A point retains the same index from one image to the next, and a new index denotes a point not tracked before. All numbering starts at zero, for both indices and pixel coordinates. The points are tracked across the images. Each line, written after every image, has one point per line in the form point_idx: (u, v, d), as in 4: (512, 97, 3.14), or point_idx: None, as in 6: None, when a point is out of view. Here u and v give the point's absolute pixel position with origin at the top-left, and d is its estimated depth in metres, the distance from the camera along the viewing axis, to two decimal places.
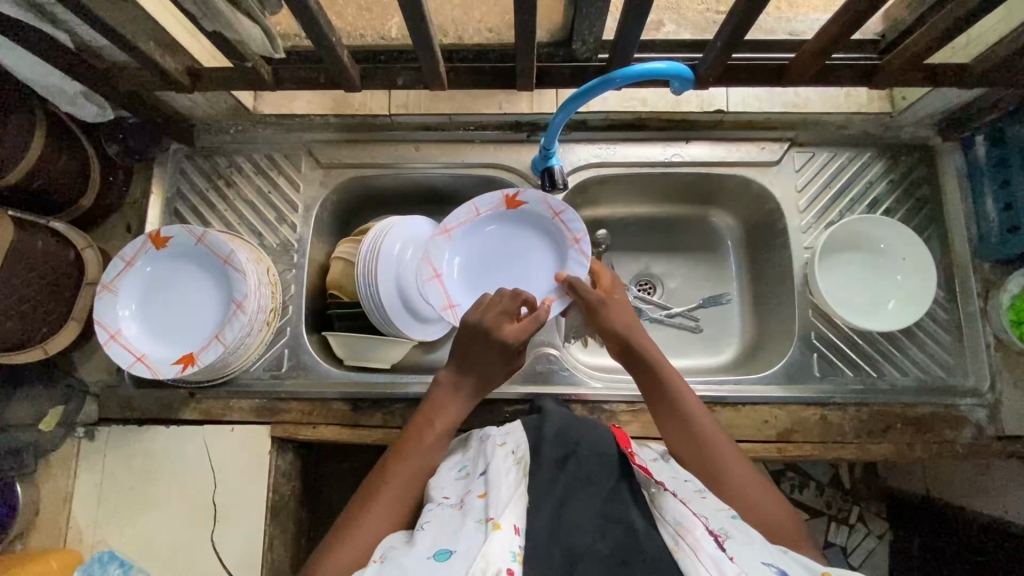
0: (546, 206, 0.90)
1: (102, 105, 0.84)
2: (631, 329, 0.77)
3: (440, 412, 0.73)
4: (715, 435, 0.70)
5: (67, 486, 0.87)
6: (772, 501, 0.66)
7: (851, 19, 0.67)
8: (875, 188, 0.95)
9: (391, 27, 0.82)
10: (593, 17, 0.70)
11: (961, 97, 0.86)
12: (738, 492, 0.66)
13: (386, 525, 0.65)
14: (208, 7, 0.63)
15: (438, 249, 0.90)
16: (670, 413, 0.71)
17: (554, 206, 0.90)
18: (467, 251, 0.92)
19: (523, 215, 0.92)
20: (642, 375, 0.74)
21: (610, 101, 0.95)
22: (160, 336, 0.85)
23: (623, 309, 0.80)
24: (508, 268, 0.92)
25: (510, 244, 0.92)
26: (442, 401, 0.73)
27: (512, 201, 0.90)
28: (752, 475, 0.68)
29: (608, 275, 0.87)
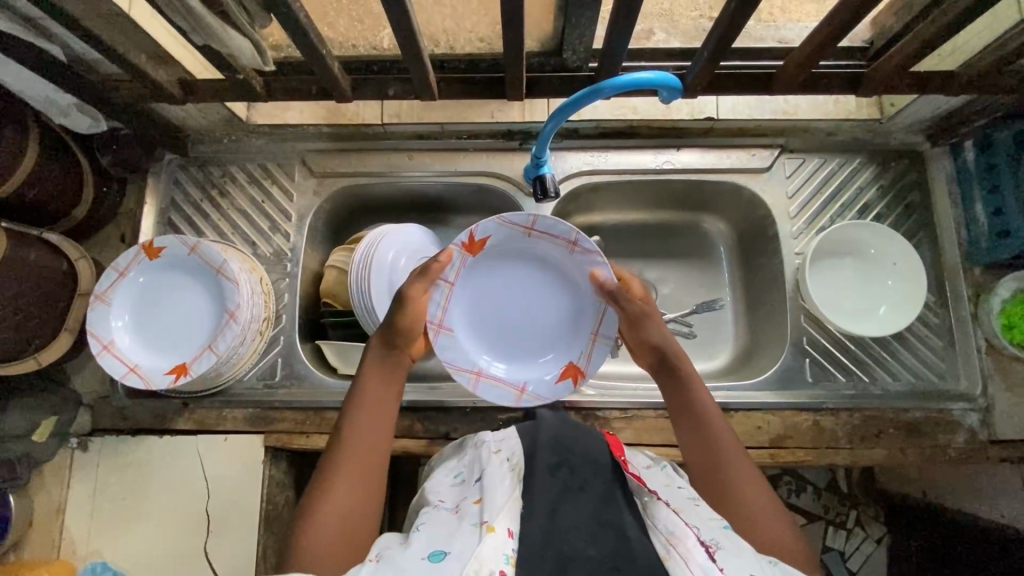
0: (513, 228, 0.82)
1: (95, 117, 0.85)
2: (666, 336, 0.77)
3: (374, 366, 0.75)
4: (736, 457, 0.69)
5: (60, 496, 0.87)
6: (774, 518, 0.64)
7: (833, 30, 0.68)
8: (865, 194, 0.95)
9: (383, 38, 0.82)
10: (582, 27, 0.71)
11: (949, 103, 0.86)
12: (746, 514, 0.65)
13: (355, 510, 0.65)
14: (197, 21, 0.64)
15: (449, 349, 0.83)
16: (694, 429, 0.72)
17: (515, 221, 0.81)
18: (479, 327, 0.86)
19: (493, 250, 0.84)
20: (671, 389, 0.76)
21: (601, 109, 0.96)
22: (153, 345, 0.85)
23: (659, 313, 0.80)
24: (532, 310, 0.87)
25: (509, 287, 0.86)
26: (377, 359, 0.75)
27: (472, 241, 0.82)
28: (761, 493, 0.66)
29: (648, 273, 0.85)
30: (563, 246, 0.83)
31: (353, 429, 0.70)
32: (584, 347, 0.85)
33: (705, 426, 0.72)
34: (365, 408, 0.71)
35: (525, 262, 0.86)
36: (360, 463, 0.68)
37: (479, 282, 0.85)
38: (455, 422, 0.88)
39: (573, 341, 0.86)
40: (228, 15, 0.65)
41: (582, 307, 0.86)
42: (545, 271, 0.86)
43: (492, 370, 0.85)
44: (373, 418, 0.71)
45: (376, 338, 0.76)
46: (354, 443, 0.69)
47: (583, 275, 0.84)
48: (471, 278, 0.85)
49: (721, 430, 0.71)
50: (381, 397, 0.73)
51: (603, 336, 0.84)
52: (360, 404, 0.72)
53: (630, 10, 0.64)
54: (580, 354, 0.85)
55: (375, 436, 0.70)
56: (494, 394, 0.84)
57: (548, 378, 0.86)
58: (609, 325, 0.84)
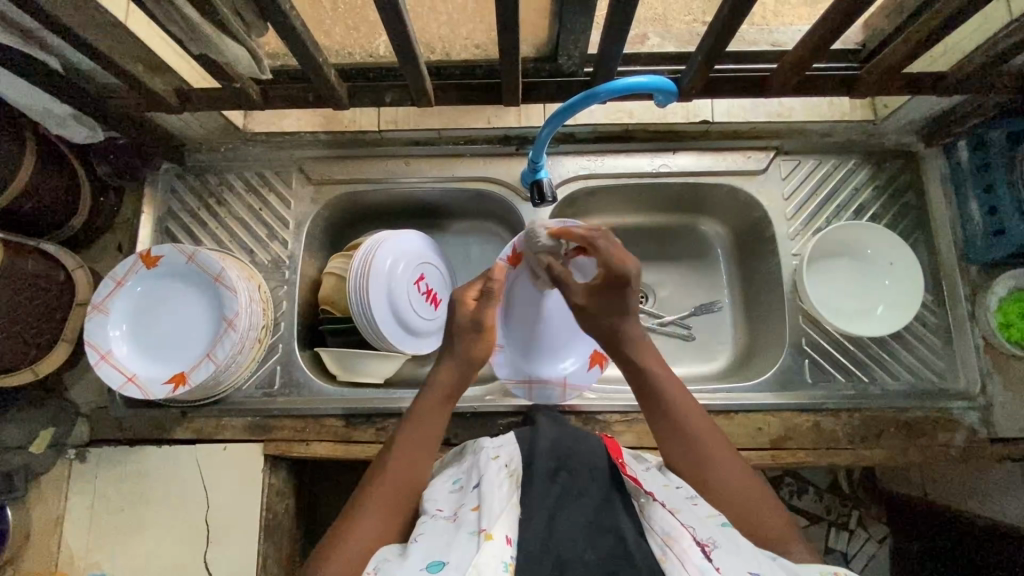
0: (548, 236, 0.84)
1: (92, 127, 0.85)
2: (633, 335, 0.74)
3: (436, 394, 0.73)
4: (715, 443, 0.69)
5: (58, 508, 0.86)
6: (767, 507, 0.65)
7: (825, 34, 0.69)
8: (861, 195, 0.96)
9: (379, 45, 0.82)
10: (577, 32, 0.71)
11: (942, 103, 0.87)
12: (740, 500, 0.65)
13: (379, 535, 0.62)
14: (193, 30, 0.64)
15: None
16: (670, 422, 0.70)
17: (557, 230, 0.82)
18: (521, 337, 0.90)
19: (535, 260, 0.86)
20: (641, 386, 0.73)
21: (598, 113, 0.96)
22: (150, 355, 0.85)
23: (622, 303, 0.73)
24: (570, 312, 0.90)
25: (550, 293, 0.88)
26: (441, 388, 0.73)
27: (515, 254, 0.83)
28: (751, 482, 0.66)
29: (608, 249, 0.72)
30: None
31: (400, 453, 0.68)
32: None
33: (683, 424, 0.70)
34: (415, 431, 0.70)
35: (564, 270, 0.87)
36: (399, 492, 0.66)
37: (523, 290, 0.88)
38: (456, 428, 0.88)
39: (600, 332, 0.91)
40: (225, 24, 0.65)
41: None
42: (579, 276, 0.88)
43: (540, 372, 0.90)
44: (422, 443, 0.69)
45: (445, 366, 0.75)
46: (398, 465, 0.67)
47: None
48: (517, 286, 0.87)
49: (695, 417, 0.70)
50: (436, 422, 0.71)
51: None
52: (415, 431, 0.70)
53: (625, 16, 0.65)
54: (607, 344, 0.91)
55: (421, 469, 0.68)
56: (546, 395, 0.89)
57: (579, 367, 0.91)
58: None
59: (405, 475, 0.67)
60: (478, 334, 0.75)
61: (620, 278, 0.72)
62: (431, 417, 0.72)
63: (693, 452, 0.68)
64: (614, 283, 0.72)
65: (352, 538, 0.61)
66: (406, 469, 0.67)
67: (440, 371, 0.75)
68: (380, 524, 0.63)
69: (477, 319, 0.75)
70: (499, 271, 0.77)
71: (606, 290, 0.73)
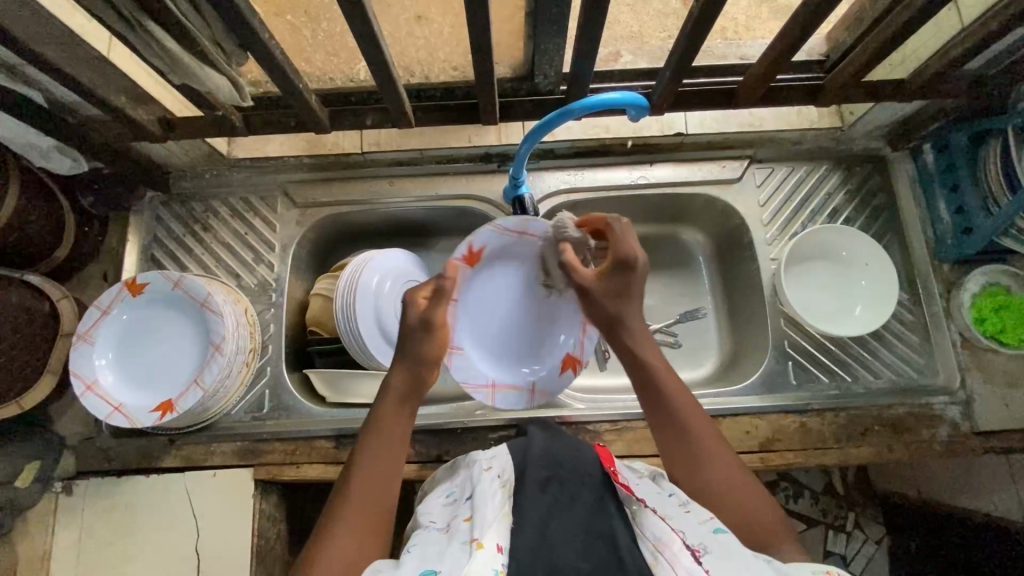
0: (501, 232, 0.84)
1: (77, 159, 0.86)
2: (635, 328, 0.72)
3: (391, 400, 0.69)
4: (713, 441, 0.67)
5: (46, 542, 0.85)
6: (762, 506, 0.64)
7: (785, 47, 0.72)
8: (834, 199, 0.99)
9: (358, 70, 0.85)
10: (551, 52, 0.74)
11: (905, 109, 0.91)
12: (731, 499, 0.64)
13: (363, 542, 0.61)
14: (174, 62, 0.66)
15: (462, 370, 0.84)
16: (665, 417, 0.68)
17: (509, 228, 0.84)
18: (481, 340, 0.87)
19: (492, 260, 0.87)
20: (637, 380, 0.71)
21: (576, 130, 0.99)
22: (133, 383, 0.84)
23: (633, 286, 0.71)
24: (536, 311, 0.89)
25: (517, 292, 0.88)
26: (398, 391, 0.69)
27: (470, 253, 0.84)
28: (743, 481, 0.66)
29: (620, 233, 0.71)
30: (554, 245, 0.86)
31: (368, 462, 0.66)
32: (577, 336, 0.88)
33: (682, 425, 0.68)
34: (382, 436, 0.67)
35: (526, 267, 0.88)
36: (372, 503, 0.64)
37: (487, 289, 0.87)
38: (446, 445, 0.88)
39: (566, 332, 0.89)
40: (206, 55, 0.67)
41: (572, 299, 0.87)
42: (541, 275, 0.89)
43: (503, 378, 0.87)
44: (389, 449, 0.67)
45: (398, 370, 0.70)
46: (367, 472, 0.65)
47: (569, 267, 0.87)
48: (480, 290, 0.86)
49: (694, 413, 0.68)
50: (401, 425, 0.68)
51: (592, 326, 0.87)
52: (377, 441, 0.67)
53: (594, 34, 0.67)
54: (574, 345, 0.88)
55: (392, 474, 0.66)
56: (509, 402, 0.86)
57: (551, 370, 0.88)
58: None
59: (376, 486, 0.65)
60: (426, 335, 0.70)
61: (627, 261, 0.70)
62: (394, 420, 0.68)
63: (690, 452, 0.67)
64: (621, 268, 0.71)
65: (327, 551, 0.60)
66: (374, 479, 0.65)
67: (393, 376, 0.70)
68: (355, 540, 0.61)
69: (427, 318, 0.70)
70: (451, 270, 0.72)
71: (614, 273, 0.71)
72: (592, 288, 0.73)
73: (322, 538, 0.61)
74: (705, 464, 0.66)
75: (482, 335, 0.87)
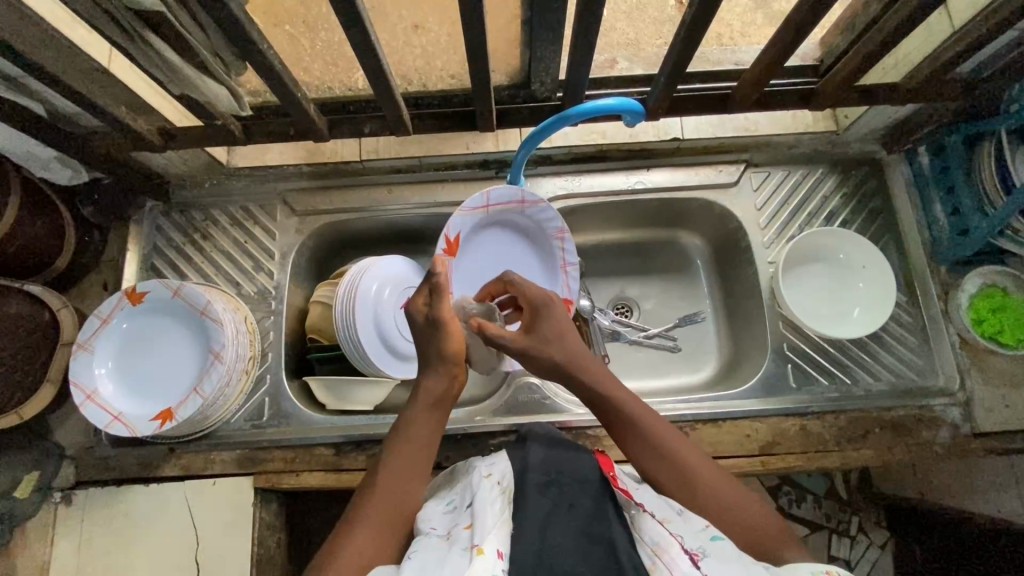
0: (470, 214, 0.89)
1: (77, 168, 0.88)
2: (584, 361, 0.70)
3: (420, 402, 0.69)
4: (691, 456, 0.67)
5: (45, 552, 0.85)
6: (749, 504, 0.64)
7: (777, 53, 0.73)
8: (830, 203, 0.99)
9: (357, 79, 0.86)
10: (548, 59, 0.74)
11: (899, 113, 0.91)
12: (723, 506, 0.64)
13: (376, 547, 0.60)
14: (174, 73, 0.67)
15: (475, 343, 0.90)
16: (639, 443, 0.68)
17: (472, 207, 0.89)
18: None
19: (470, 242, 0.92)
20: (603, 414, 0.70)
21: (572, 136, 1.00)
22: (139, 392, 0.85)
23: (554, 324, 0.72)
24: (521, 265, 0.96)
25: (499, 252, 0.94)
26: (428, 392, 0.69)
27: (450, 243, 0.89)
28: (729, 485, 0.66)
29: (522, 282, 0.77)
30: (515, 207, 0.92)
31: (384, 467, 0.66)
32: (562, 282, 0.96)
33: (659, 446, 0.68)
34: (402, 443, 0.67)
35: (501, 231, 0.94)
36: (390, 505, 0.64)
37: (472, 264, 0.93)
38: (446, 451, 0.89)
39: (549, 280, 0.97)
40: (206, 65, 0.67)
41: (547, 249, 0.96)
42: (514, 234, 0.95)
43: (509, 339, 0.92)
44: (410, 453, 0.66)
45: (428, 374, 0.70)
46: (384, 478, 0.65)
47: (537, 222, 0.94)
48: (464, 268, 0.92)
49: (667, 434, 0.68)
50: (427, 429, 0.68)
51: (571, 264, 0.95)
52: (399, 444, 0.67)
53: (589, 42, 0.68)
54: (560, 289, 0.96)
55: (408, 479, 0.65)
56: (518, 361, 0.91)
57: None
58: (571, 253, 0.95)
59: (393, 491, 0.64)
60: (437, 330, 0.69)
61: (540, 300, 0.74)
62: (416, 424, 0.68)
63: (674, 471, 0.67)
64: (537, 307, 0.74)
65: (338, 555, 0.59)
66: (394, 482, 0.65)
67: (425, 378, 0.70)
68: (372, 538, 0.61)
69: (433, 314, 0.70)
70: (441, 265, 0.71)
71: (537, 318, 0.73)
72: (530, 343, 0.70)
73: (340, 536, 0.61)
74: (689, 477, 0.66)
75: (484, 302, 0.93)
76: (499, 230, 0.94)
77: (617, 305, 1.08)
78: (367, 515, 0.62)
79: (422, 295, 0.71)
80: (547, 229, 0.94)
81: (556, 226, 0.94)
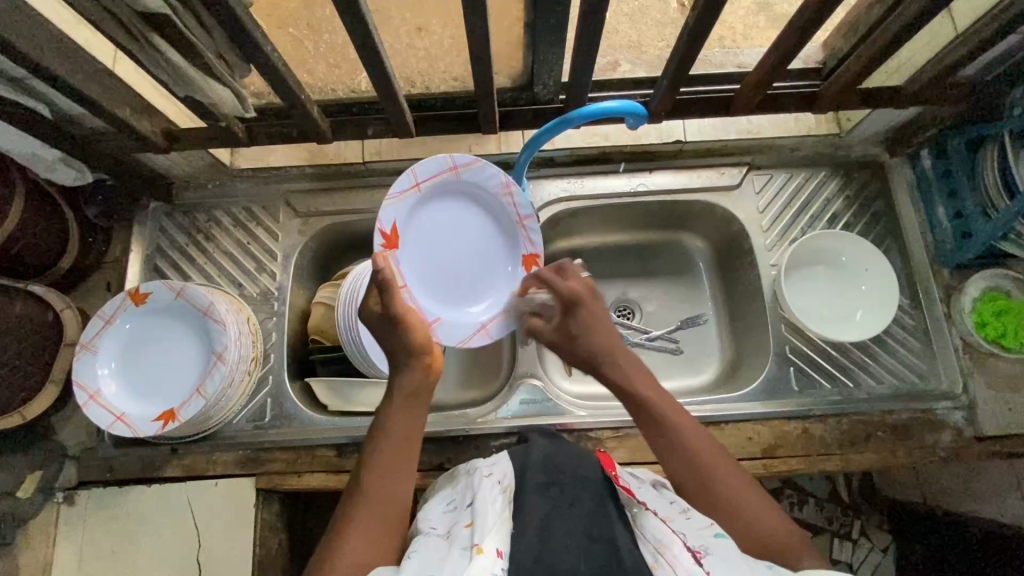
0: (403, 199, 0.79)
1: (81, 170, 0.86)
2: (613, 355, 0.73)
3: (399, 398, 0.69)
4: (715, 459, 0.67)
5: (47, 553, 0.85)
6: (765, 512, 0.64)
7: (780, 56, 0.73)
8: (833, 205, 0.99)
9: (360, 81, 0.86)
10: (551, 62, 0.75)
11: (900, 117, 0.91)
12: (738, 509, 0.64)
13: (370, 544, 0.61)
14: (179, 74, 0.67)
15: (450, 330, 0.84)
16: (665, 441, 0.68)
17: (402, 191, 0.79)
18: (446, 288, 0.85)
19: (410, 228, 0.82)
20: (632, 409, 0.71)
21: (575, 138, 1.00)
22: (142, 393, 0.85)
23: (587, 324, 0.74)
24: (473, 234, 0.86)
25: (444, 225, 0.84)
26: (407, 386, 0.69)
27: (388, 235, 0.79)
28: (748, 491, 0.66)
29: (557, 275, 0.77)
30: (449, 176, 0.83)
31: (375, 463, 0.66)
32: (520, 238, 0.88)
33: (683, 445, 0.68)
34: (389, 439, 0.67)
35: (440, 203, 0.84)
36: (387, 502, 0.64)
37: (419, 247, 0.83)
38: (448, 452, 0.89)
39: (507, 241, 0.88)
40: (210, 68, 0.68)
41: (497, 210, 0.87)
42: (456, 200, 0.85)
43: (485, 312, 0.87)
44: (397, 448, 0.67)
45: (403, 369, 0.70)
46: (374, 473, 0.65)
47: (476, 185, 0.85)
48: (411, 256, 0.82)
49: (693, 436, 0.68)
50: (410, 422, 0.68)
51: (526, 217, 0.87)
52: (387, 441, 0.67)
53: (593, 45, 0.68)
54: (522, 245, 0.88)
55: (398, 475, 0.65)
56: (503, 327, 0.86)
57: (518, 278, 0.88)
58: (523, 205, 0.86)
59: (386, 486, 0.64)
60: (395, 325, 0.71)
61: (573, 300, 0.75)
62: (401, 418, 0.68)
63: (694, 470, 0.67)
64: (570, 307, 0.75)
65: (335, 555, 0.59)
66: (387, 479, 0.65)
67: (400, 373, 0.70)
68: (368, 535, 0.61)
69: (388, 311, 0.71)
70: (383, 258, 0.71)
71: (568, 316, 0.75)
72: (561, 339, 0.76)
73: (335, 535, 0.61)
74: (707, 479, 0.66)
75: (444, 283, 0.85)
76: (438, 206, 0.84)
77: (619, 308, 1.07)
78: (359, 511, 0.63)
79: (371, 300, 0.73)
80: (489, 188, 0.85)
81: (500, 182, 0.85)
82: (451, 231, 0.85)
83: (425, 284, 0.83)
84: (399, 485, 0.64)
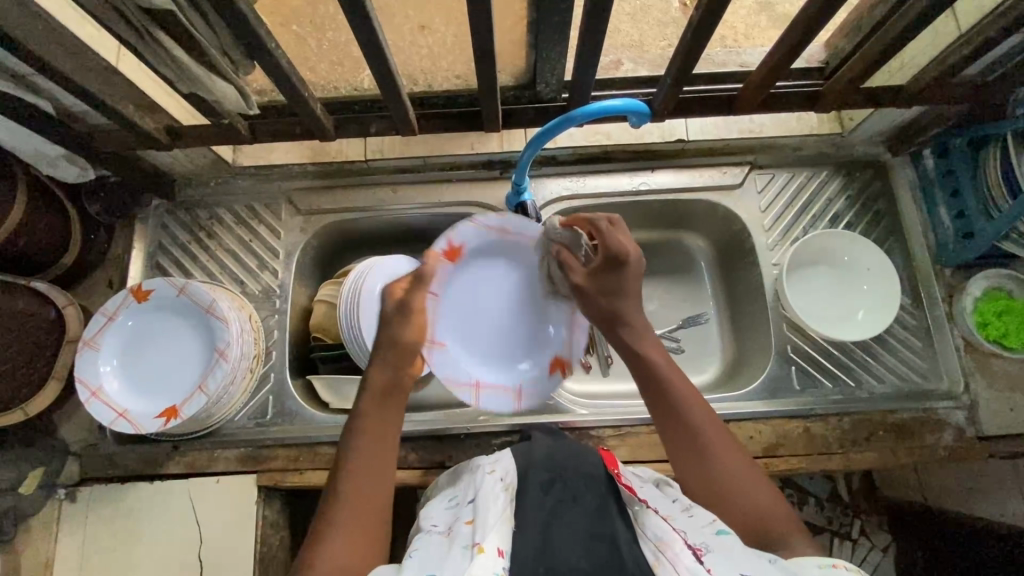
0: (478, 231, 0.83)
1: (83, 167, 0.88)
2: (634, 319, 0.72)
3: (372, 394, 0.69)
4: (719, 439, 0.67)
5: (49, 549, 0.85)
6: (766, 498, 0.64)
7: (783, 55, 0.73)
8: (835, 204, 0.99)
9: (362, 79, 0.86)
10: (554, 60, 0.75)
11: (903, 116, 0.91)
12: (737, 494, 0.64)
13: (357, 540, 0.61)
14: (182, 70, 0.67)
15: (445, 366, 0.80)
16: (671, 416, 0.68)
17: (489, 224, 0.83)
18: (466, 339, 0.84)
19: (469, 263, 0.84)
20: (643, 379, 0.70)
21: (577, 137, 1.01)
22: (144, 390, 0.85)
23: (617, 282, 0.72)
24: (521, 313, 0.88)
25: (497, 288, 0.87)
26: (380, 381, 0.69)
27: (450, 248, 0.81)
28: (751, 474, 0.65)
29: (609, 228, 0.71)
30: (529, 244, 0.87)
31: (353, 461, 0.65)
32: (563, 338, 0.88)
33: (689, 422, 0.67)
34: (368, 437, 0.66)
35: (505, 266, 0.87)
36: (376, 499, 0.64)
37: (466, 291, 0.85)
38: (449, 450, 0.89)
39: (547, 335, 0.89)
40: (214, 65, 0.68)
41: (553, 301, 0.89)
42: (520, 274, 0.88)
43: (488, 378, 0.84)
44: (375, 444, 0.66)
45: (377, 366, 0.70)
46: (354, 471, 0.65)
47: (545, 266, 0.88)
48: (455, 288, 0.83)
49: (700, 413, 0.68)
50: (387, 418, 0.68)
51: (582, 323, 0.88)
52: (368, 438, 0.66)
53: (596, 43, 0.68)
54: (559, 346, 0.88)
55: (379, 471, 0.65)
56: (496, 403, 0.84)
57: (538, 375, 0.87)
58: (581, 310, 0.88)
59: (369, 483, 0.65)
60: (405, 317, 0.72)
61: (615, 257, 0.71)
62: (378, 415, 0.68)
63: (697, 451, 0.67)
64: (612, 263, 0.72)
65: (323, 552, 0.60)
66: (369, 476, 0.65)
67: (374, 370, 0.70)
68: (356, 532, 0.62)
69: (407, 301, 0.72)
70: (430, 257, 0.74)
71: (607, 270, 0.72)
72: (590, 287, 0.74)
73: (320, 532, 0.62)
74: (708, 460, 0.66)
75: (463, 331, 0.84)
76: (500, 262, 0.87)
77: None
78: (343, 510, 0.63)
79: (399, 283, 0.74)
80: None
81: None
82: (500, 293, 0.87)
83: (453, 325, 0.83)
84: (379, 483, 0.64)
